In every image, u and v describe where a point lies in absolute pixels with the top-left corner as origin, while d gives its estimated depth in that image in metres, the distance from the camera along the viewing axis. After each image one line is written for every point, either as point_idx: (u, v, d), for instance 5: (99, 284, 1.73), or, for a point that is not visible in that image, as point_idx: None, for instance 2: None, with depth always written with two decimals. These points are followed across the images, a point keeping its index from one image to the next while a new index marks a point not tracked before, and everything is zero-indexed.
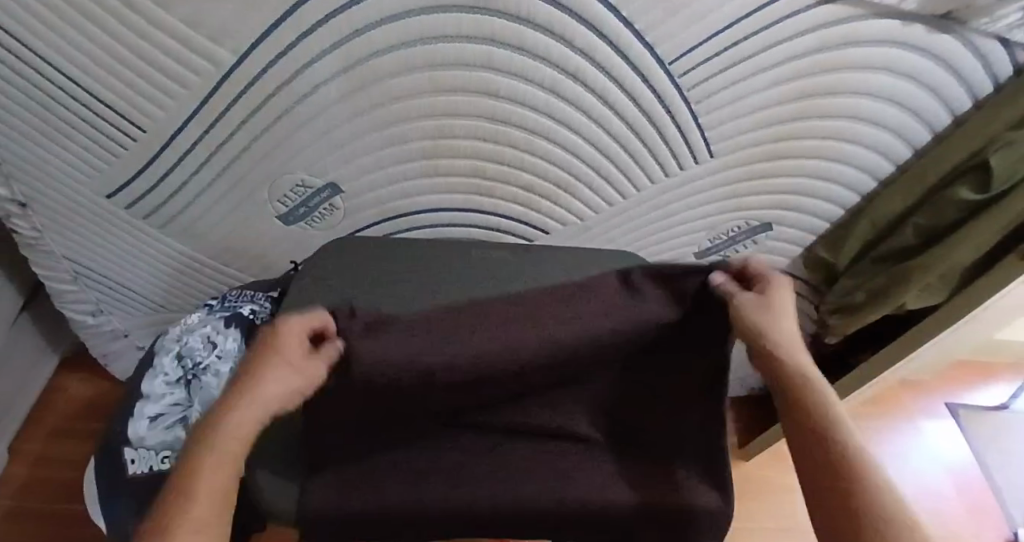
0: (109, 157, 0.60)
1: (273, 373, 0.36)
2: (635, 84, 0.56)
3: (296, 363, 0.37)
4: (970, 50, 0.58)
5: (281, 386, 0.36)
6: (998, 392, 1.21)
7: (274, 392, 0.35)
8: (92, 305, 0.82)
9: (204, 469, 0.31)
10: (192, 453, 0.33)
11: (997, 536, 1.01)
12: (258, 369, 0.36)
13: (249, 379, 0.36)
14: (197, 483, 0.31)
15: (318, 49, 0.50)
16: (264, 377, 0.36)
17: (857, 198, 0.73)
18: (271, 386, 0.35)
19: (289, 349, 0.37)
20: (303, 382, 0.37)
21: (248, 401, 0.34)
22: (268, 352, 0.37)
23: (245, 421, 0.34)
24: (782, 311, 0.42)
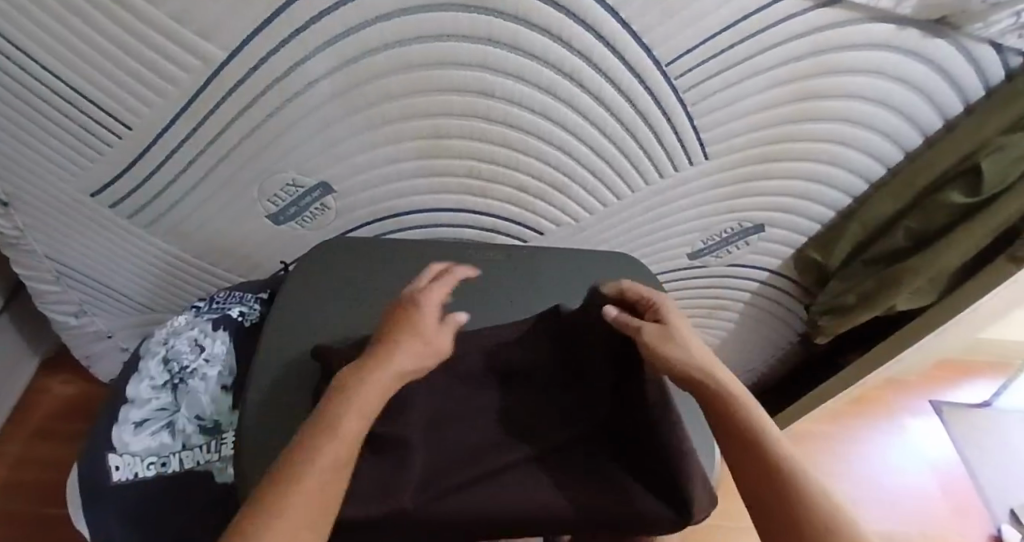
0: (94, 154, 0.59)
1: (415, 345, 0.38)
2: (631, 85, 0.55)
3: (432, 343, 0.39)
4: (961, 55, 0.58)
5: (417, 361, 0.38)
6: (980, 390, 1.23)
7: (412, 361, 0.37)
8: (74, 306, 0.80)
9: (347, 415, 0.33)
10: (337, 397, 0.34)
11: (980, 534, 1.02)
12: (402, 337, 0.38)
13: (394, 343, 0.38)
14: (340, 428, 0.32)
15: (311, 47, 0.49)
16: (405, 346, 0.38)
17: (848, 201, 0.73)
18: (412, 356, 0.38)
19: (428, 326, 0.40)
20: (433, 361, 0.39)
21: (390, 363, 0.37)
22: (413, 324, 0.40)
23: (385, 382, 0.36)
24: (682, 331, 0.43)
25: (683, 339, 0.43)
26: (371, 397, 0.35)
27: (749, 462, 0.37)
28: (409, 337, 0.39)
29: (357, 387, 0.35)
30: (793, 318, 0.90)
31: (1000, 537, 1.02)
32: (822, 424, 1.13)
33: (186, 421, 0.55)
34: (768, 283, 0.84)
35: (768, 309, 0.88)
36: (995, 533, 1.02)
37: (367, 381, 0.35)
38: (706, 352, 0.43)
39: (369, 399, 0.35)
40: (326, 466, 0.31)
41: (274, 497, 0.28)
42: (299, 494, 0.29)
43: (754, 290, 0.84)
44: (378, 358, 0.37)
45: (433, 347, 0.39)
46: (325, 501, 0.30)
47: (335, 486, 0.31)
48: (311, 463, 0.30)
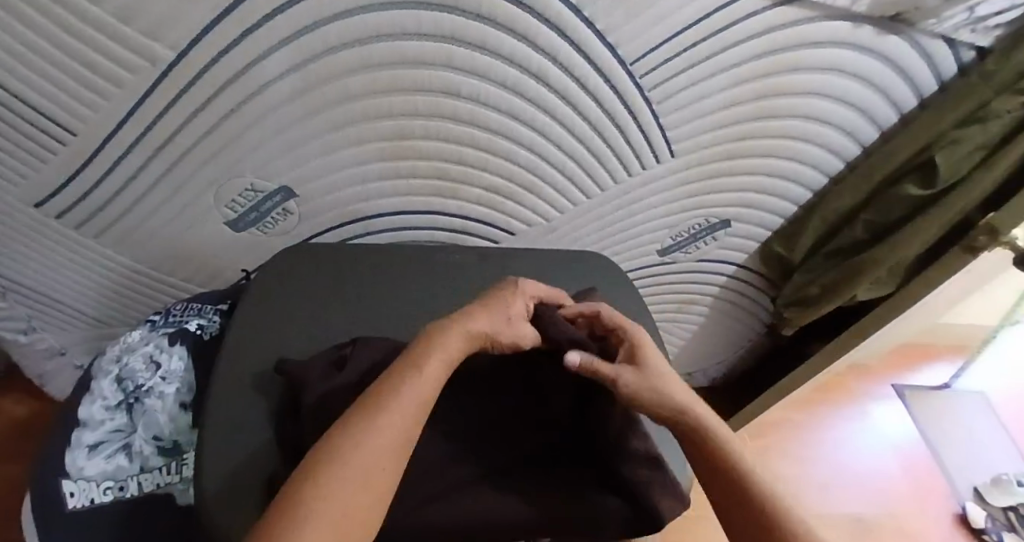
0: (36, 162, 0.56)
1: (493, 314, 0.40)
2: (598, 83, 0.55)
3: (514, 317, 0.41)
4: (915, 51, 0.60)
5: (492, 328, 0.39)
6: (940, 373, 1.27)
7: (487, 327, 0.39)
8: (22, 322, 0.76)
9: (433, 358, 0.35)
10: (415, 352, 0.35)
11: (946, 512, 1.07)
12: (485, 307, 0.40)
13: (476, 310, 0.40)
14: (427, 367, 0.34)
15: (265, 47, 0.47)
16: (486, 315, 0.39)
17: (810, 195, 0.74)
18: (489, 323, 0.39)
19: (516, 303, 0.42)
20: (512, 333, 0.40)
21: (468, 327, 0.38)
22: (499, 299, 0.42)
23: (459, 344, 0.36)
24: (655, 364, 0.42)
25: (658, 375, 0.41)
26: (446, 356, 0.35)
27: (713, 475, 0.37)
28: (490, 308, 0.40)
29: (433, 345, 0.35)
30: (758, 309, 0.91)
31: (964, 514, 1.07)
32: (794, 410, 1.15)
33: (143, 442, 0.52)
34: (735, 276, 0.84)
35: (736, 302, 0.89)
36: (959, 511, 1.07)
37: (443, 341, 0.36)
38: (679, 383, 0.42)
39: (443, 357, 0.35)
40: (398, 419, 0.31)
41: (343, 442, 0.29)
42: (368, 441, 0.29)
43: (721, 284, 0.85)
44: (456, 322, 0.38)
45: (513, 320, 0.41)
46: (393, 451, 0.30)
47: (404, 439, 0.31)
48: (382, 413, 0.30)
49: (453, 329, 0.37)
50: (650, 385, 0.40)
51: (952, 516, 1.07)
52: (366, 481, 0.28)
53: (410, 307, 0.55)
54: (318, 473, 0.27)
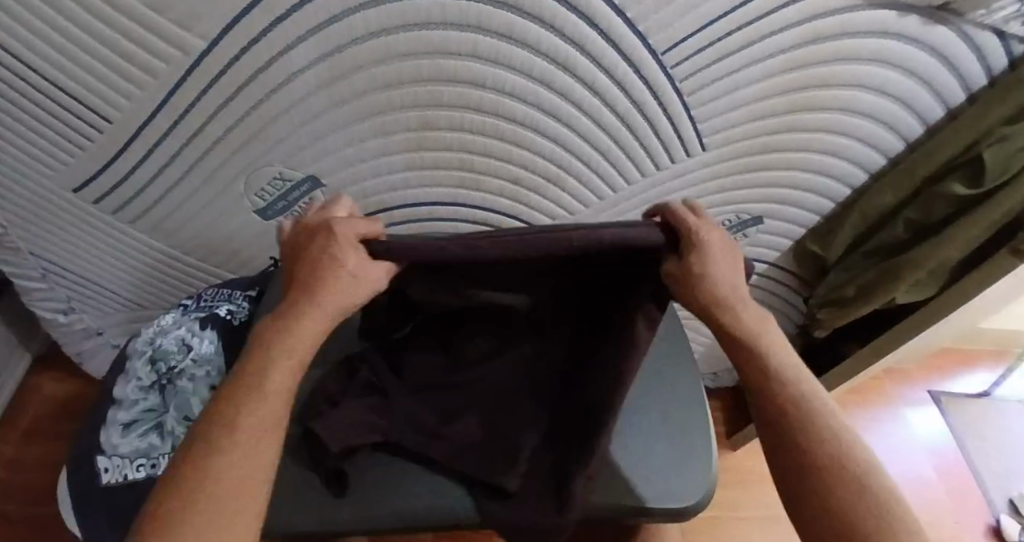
0: (73, 149, 0.57)
1: (334, 281, 0.34)
2: (626, 74, 0.54)
3: (356, 273, 0.34)
4: (963, 42, 0.57)
5: (341, 299, 0.34)
6: (980, 379, 1.23)
7: (337, 301, 0.34)
8: (62, 303, 0.79)
9: (277, 363, 0.33)
10: (255, 367, 0.33)
11: (979, 521, 1.03)
12: (318, 277, 0.34)
13: (314, 288, 0.34)
14: (272, 373, 0.33)
15: (294, 36, 0.47)
16: (328, 289, 0.34)
17: (847, 191, 0.72)
18: (331, 297, 0.34)
19: (346, 255, 0.34)
20: (363, 292, 0.34)
21: (312, 311, 0.34)
22: (327, 257, 0.34)
23: (306, 338, 0.34)
24: (718, 259, 0.35)
25: (714, 269, 0.34)
26: (291, 363, 0.33)
27: (777, 430, 0.35)
28: (325, 276, 0.34)
29: (271, 355, 0.33)
30: (789, 307, 0.89)
31: (998, 527, 1.02)
32: None
33: (174, 421, 0.54)
34: (764, 275, 0.83)
35: (765, 300, 0.87)
36: (993, 524, 1.03)
37: (283, 348, 0.33)
38: (732, 275, 0.37)
39: (287, 365, 0.33)
40: (245, 447, 0.29)
41: (187, 481, 0.27)
42: (222, 474, 0.28)
43: (751, 282, 0.83)
44: (294, 314, 0.34)
45: (356, 276, 0.33)
46: (253, 471, 0.29)
47: (262, 456, 0.30)
48: (228, 439, 0.29)
49: (297, 321, 0.34)
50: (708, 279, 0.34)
51: (986, 528, 1.02)
52: (225, 511, 0.27)
53: None
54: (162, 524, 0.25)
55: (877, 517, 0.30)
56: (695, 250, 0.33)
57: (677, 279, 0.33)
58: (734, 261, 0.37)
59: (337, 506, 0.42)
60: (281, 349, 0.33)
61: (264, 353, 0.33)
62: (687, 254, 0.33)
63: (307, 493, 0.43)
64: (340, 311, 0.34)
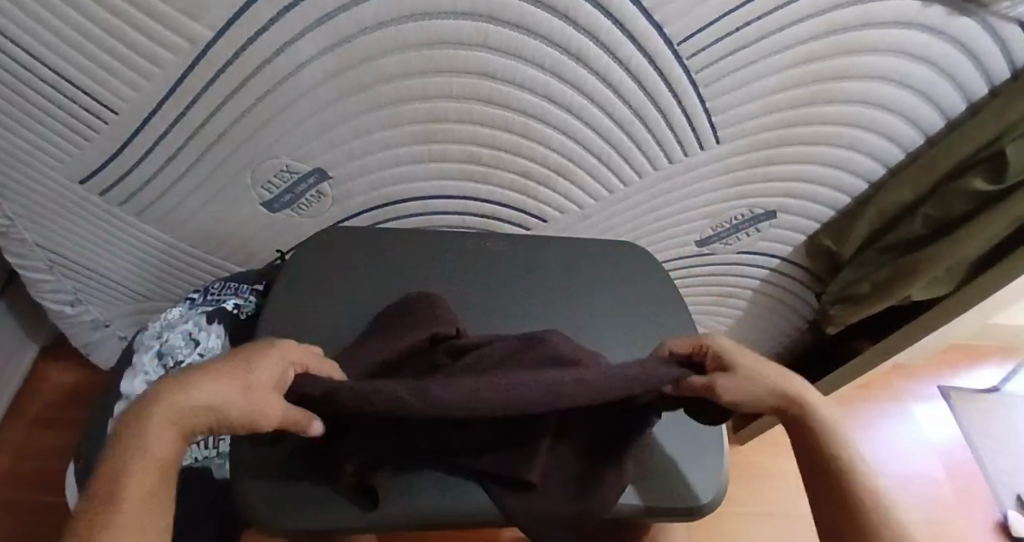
0: (79, 140, 0.57)
1: (229, 378, 0.30)
2: (640, 64, 0.53)
3: (259, 386, 0.30)
4: (987, 35, 0.56)
5: (217, 401, 0.29)
6: (989, 374, 1.22)
7: (211, 396, 0.29)
8: (69, 294, 0.79)
9: (137, 463, 0.27)
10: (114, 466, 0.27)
11: (986, 517, 1.02)
12: (207, 372, 0.30)
13: (199, 380, 0.29)
14: (132, 476, 0.27)
15: (303, 26, 0.46)
16: (216, 382, 0.29)
17: (864, 187, 0.70)
18: (206, 397, 0.28)
19: (262, 366, 0.31)
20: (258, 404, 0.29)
21: (174, 403, 0.28)
22: (238, 359, 0.31)
23: (166, 435, 0.28)
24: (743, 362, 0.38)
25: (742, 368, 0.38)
26: (149, 463, 0.28)
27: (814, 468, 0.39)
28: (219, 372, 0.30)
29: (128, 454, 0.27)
30: (801, 304, 0.88)
31: (1005, 523, 1.02)
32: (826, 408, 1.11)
33: None
34: (776, 270, 0.82)
35: (777, 296, 0.86)
36: (1000, 519, 1.02)
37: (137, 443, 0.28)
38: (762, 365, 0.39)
39: (145, 467, 0.28)
40: None
41: None
42: None
43: (762, 277, 0.82)
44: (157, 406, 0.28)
45: (256, 387, 0.30)
46: None
47: None
48: None
49: (152, 412, 0.28)
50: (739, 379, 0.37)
51: (992, 524, 1.02)
52: None
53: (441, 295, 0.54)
54: None
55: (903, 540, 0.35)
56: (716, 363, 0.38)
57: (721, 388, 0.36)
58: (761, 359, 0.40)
59: (345, 509, 0.39)
60: (138, 448, 0.28)
61: (120, 455, 0.28)
62: (725, 364, 0.38)
63: (307, 497, 0.39)
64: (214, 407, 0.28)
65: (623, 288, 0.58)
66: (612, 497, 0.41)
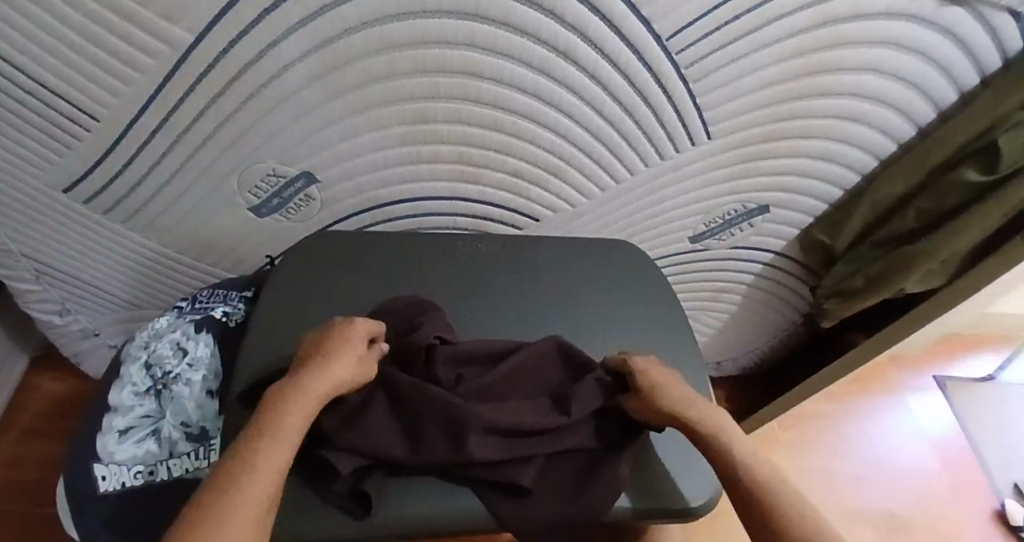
0: (61, 148, 0.56)
1: (348, 352, 0.39)
2: (629, 61, 0.52)
3: (363, 359, 0.40)
4: (977, 25, 0.55)
5: (348, 370, 0.39)
6: (984, 363, 1.22)
7: (347, 367, 0.38)
8: (57, 304, 0.78)
9: (294, 407, 0.34)
10: (273, 406, 0.34)
11: (984, 507, 1.03)
12: (327, 347, 0.39)
13: (324, 355, 0.38)
14: (291, 414, 0.34)
15: (285, 27, 0.45)
16: (341, 359, 0.38)
17: (857, 179, 0.70)
18: (342, 364, 0.38)
19: (362, 342, 0.41)
20: (361, 374, 0.40)
21: (327, 371, 0.37)
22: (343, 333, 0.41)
23: (319, 391, 0.36)
24: (661, 379, 0.43)
25: (659, 385, 0.42)
26: (305, 406, 0.35)
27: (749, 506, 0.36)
28: (338, 349, 0.39)
29: (288, 400, 0.35)
30: (795, 297, 0.88)
31: (1002, 511, 1.02)
32: (822, 403, 1.11)
33: (172, 428, 0.53)
34: (769, 265, 0.81)
35: (771, 291, 0.86)
36: (997, 508, 1.03)
37: (291, 401, 0.35)
38: (684, 390, 0.43)
39: (303, 407, 0.35)
40: (263, 473, 0.30)
41: (217, 497, 0.28)
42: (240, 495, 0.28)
43: (756, 271, 0.82)
44: (304, 376, 0.36)
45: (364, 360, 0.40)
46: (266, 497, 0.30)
47: (271, 487, 0.30)
48: (247, 467, 0.30)
49: (308, 378, 0.36)
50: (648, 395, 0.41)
51: (990, 512, 1.02)
52: (240, 522, 0.27)
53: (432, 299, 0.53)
54: (197, 525, 0.26)
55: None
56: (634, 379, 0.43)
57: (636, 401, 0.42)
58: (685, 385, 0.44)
59: (336, 519, 0.38)
60: (300, 396, 0.35)
61: (281, 400, 0.35)
62: (636, 385, 0.42)
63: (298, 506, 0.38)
64: (347, 373, 0.38)
65: (616, 288, 0.57)
66: (613, 494, 0.40)
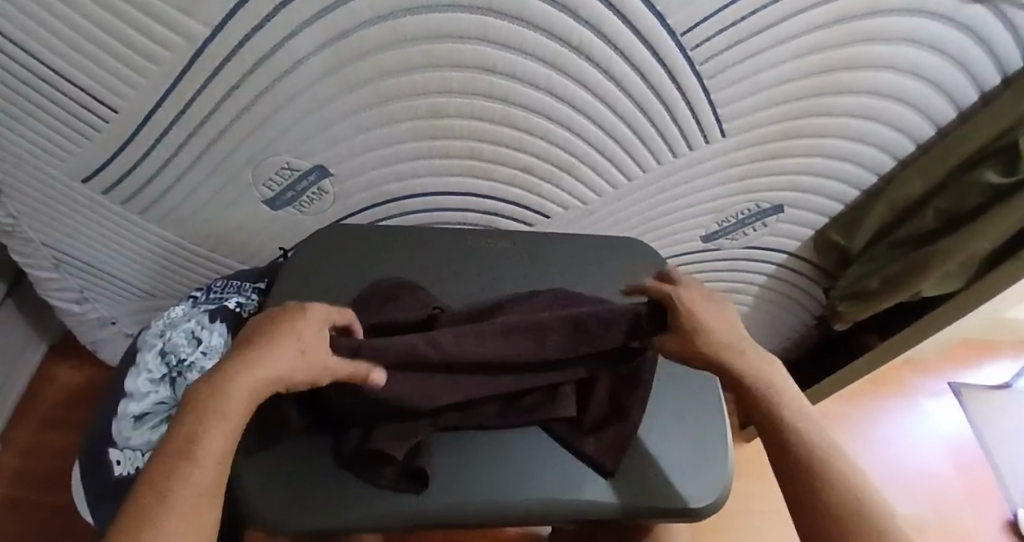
0: (81, 139, 0.57)
1: (281, 339, 0.33)
2: (643, 57, 0.52)
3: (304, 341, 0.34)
4: (999, 23, 0.54)
5: (285, 358, 0.33)
6: (1001, 370, 1.20)
7: (281, 355, 0.33)
8: (75, 292, 0.79)
9: (213, 422, 0.29)
10: (190, 422, 0.29)
11: (997, 516, 1.01)
12: (260, 337, 0.33)
13: (253, 349, 0.32)
14: (211, 430, 0.29)
15: (300, 21, 0.46)
16: (269, 350, 0.32)
17: (874, 180, 0.69)
18: (274, 353, 0.32)
19: (295, 322, 0.35)
20: (308, 356, 0.34)
21: (254, 365, 0.31)
22: (274, 319, 0.35)
23: (245, 393, 0.30)
24: (712, 321, 0.40)
25: (712, 326, 0.39)
26: (229, 417, 0.30)
27: (785, 461, 0.35)
28: (267, 336, 0.33)
29: (206, 413, 0.29)
30: (808, 299, 0.87)
31: (1015, 523, 1.00)
32: (836, 405, 1.10)
33: None
34: (782, 265, 0.80)
35: (784, 292, 0.85)
36: (1011, 518, 1.01)
37: (216, 408, 0.29)
38: (737, 336, 0.40)
39: (227, 418, 0.29)
40: (178, 515, 0.25)
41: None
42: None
43: (769, 271, 0.81)
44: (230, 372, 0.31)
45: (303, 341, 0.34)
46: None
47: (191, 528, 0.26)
48: (155, 511, 0.25)
49: (230, 377, 0.31)
50: (700, 340, 0.39)
51: (1001, 522, 1.00)
52: None
53: (443, 292, 0.54)
54: None
55: (862, 524, 0.31)
56: (682, 316, 0.40)
57: (682, 345, 0.39)
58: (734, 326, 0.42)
59: (346, 499, 0.39)
60: (221, 405, 0.30)
61: (199, 412, 0.29)
62: (678, 323, 0.39)
63: (340, 494, 0.39)
64: (284, 365, 0.32)
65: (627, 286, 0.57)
66: (608, 462, 0.41)
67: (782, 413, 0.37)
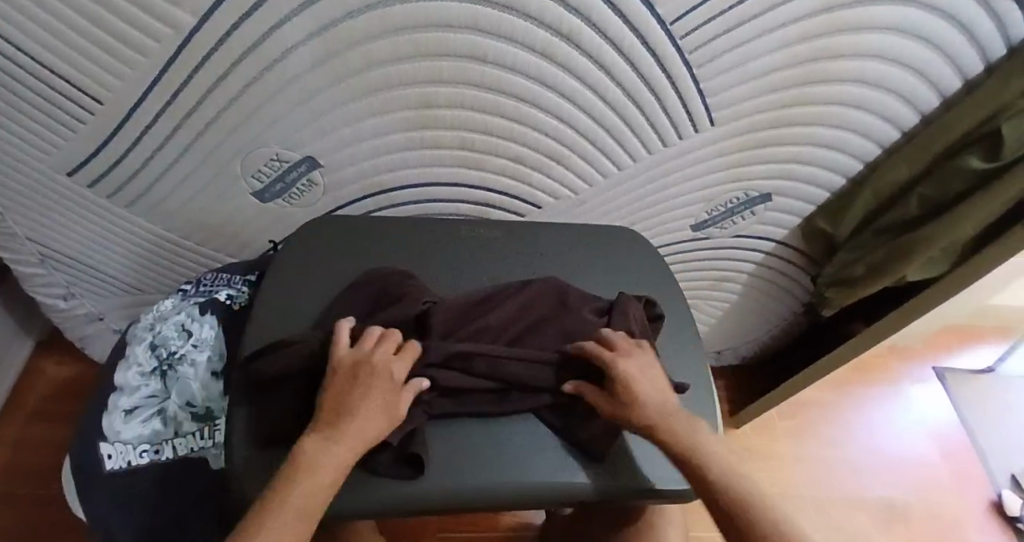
0: (66, 132, 0.56)
1: (370, 407, 0.37)
2: (633, 47, 0.52)
3: (388, 407, 0.37)
4: (982, 11, 0.55)
5: (372, 430, 0.36)
6: (985, 354, 1.23)
7: (368, 428, 0.36)
8: (62, 288, 0.78)
9: (302, 487, 0.33)
10: (285, 483, 0.33)
11: (982, 498, 1.03)
12: (351, 404, 0.36)
13: (344, 416, 0.36)
14: (298, 495, 0.33)
15: (288, 10, 0.45)
16: (358, 420, 0.36)
17: (860, 167, 0.70)
18: (363, 425, 0.36)
19: (383, 385, 0.38)
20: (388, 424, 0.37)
21: (346, 436, 0.35)
22: (364, 376, 0.38)
23: (334, 464, 0.34)
24: (642, 389, 0.41)
25: (642, 396, 0.41)
26: (318, 485, 0.33)
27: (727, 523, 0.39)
28: (360, 404, 0.36)
29: (300, 477, 0.33)
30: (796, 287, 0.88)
31: (1000, 502, 1.03)
32: (823, 391, 1.12)
33: (177, 408, 0.54)
34: (770, 254, 0.81)
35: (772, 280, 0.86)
36: (995, 499, 1.03)
37: (309, 475, 0.33)
38: (667, 401, 0.42)
39: (317, 487, 0.33)
40: None
41: None
42: None
43: (757, 259, 0.82)
44: (323, 444, 0.35)
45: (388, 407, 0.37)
46: None
47: None
48: None
49: (326, 447, 0.34)
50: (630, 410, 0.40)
51: (987, 503, 1.03)
52: None
53: (436, 281, 0.54)
54: None
55: None
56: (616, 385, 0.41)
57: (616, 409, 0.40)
58: (664, 389, 0.43)
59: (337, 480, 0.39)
60: (310, 474, 0.33)
61: (294, 475, 0.33)
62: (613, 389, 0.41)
63: None
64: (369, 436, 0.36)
65: (618, 274, 0.58)
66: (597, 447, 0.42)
67: (709, 472, 0.39)
